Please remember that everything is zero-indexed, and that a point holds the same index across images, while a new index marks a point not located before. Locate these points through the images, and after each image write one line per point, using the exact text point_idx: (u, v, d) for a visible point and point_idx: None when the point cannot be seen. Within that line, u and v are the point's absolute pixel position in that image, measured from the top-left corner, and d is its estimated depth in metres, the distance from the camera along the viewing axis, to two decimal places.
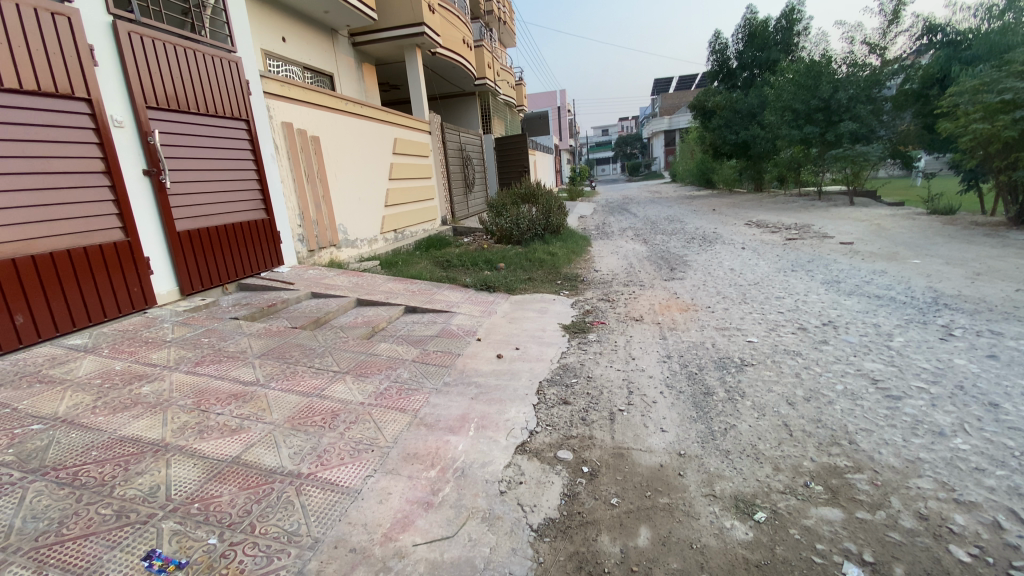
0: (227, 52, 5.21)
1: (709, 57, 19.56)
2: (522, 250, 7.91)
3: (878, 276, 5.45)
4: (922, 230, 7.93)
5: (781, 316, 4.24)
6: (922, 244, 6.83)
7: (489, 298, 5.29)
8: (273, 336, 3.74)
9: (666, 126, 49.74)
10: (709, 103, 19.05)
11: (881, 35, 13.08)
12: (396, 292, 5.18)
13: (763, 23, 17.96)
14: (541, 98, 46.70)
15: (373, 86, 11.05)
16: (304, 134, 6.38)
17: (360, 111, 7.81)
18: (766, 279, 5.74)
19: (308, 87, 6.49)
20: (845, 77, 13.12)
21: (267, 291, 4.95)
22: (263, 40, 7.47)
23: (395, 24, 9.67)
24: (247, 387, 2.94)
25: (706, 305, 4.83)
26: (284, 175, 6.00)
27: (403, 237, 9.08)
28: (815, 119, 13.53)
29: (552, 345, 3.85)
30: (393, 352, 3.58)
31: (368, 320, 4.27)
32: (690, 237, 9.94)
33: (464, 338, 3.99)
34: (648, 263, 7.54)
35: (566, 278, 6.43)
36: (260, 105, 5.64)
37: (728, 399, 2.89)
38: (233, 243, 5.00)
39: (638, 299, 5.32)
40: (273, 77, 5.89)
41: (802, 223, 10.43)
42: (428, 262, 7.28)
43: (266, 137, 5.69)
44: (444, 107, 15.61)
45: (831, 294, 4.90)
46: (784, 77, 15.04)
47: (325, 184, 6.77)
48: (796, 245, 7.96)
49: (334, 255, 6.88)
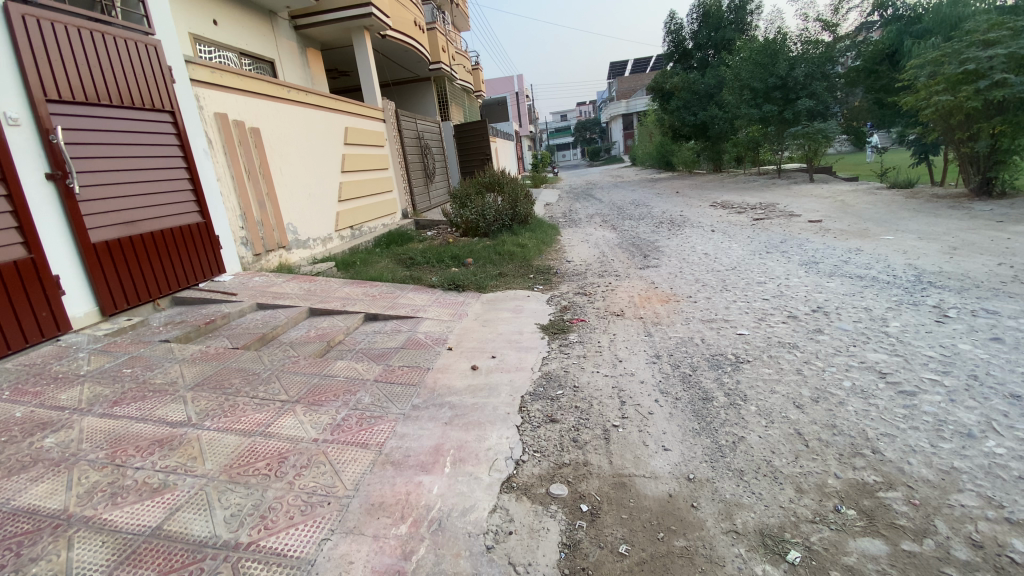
0: (144, 34, 4.54)
1: (665, 38, 19.36)
2: (489, 243, 7.51)
3: (855, 255, 5.33)
4: (887, 204, 7.96)
5: (769, 304, 4.01)
6: (889, 219, 6.83)
7: (458, 298, 4.89)
8: (210, 360, 3.23)
9: (624, 109, 49.88)
10: (666, 84, 18.92)
11: (833, 11, 13.16)
12: (354, 297, 4.70)
13: (717, 2, 17.91)
14: (498, 84, 45.82)
15: (320, 73, 10.29)
16: (241, 126, 5.75)
17: (305, 100, 7.17)
18: (743, 263, 5.55)
19: (242, 73, 5.84)
20: (800, 54, 13.14)
21: (205, 305, 4.39)
22: (190, 22, 6.70)
23: (340, 5, 8.97)
24: (175, 430, 2.45)
25: (687, 294, 4.57)
26: (220, 173, 5.39)
27: (360, 234, 8.52)
28: (773, 97, 13.53)
29: (531, 351, 3.49)
30: (352, 371, 3.15)
31: (322, 334, 3.80)
32: (658, 221, 9.76)
33: (433, 347, 3.58)
34: (621, 250, 7.27)
35: (538, 271, 6.08)
36: (187, 94, 4.99)
37: (729, 404, 2.61)
38: (163, 252, 4.40)
39: (616, 290, 5.02)
40: (201, 63, 5.23)
41: (768, 202, 10.40)
42: (389, 260, 6.79)
43: (196, 130, 5.06)
44: (398, 95, 14.86)
45: (812, 276, 4.73)
46: (740, 56, 14.99)
47: (269, 181, 6.17)
48: (765, 225, 7.86)
49: (284, 257, 6.31)
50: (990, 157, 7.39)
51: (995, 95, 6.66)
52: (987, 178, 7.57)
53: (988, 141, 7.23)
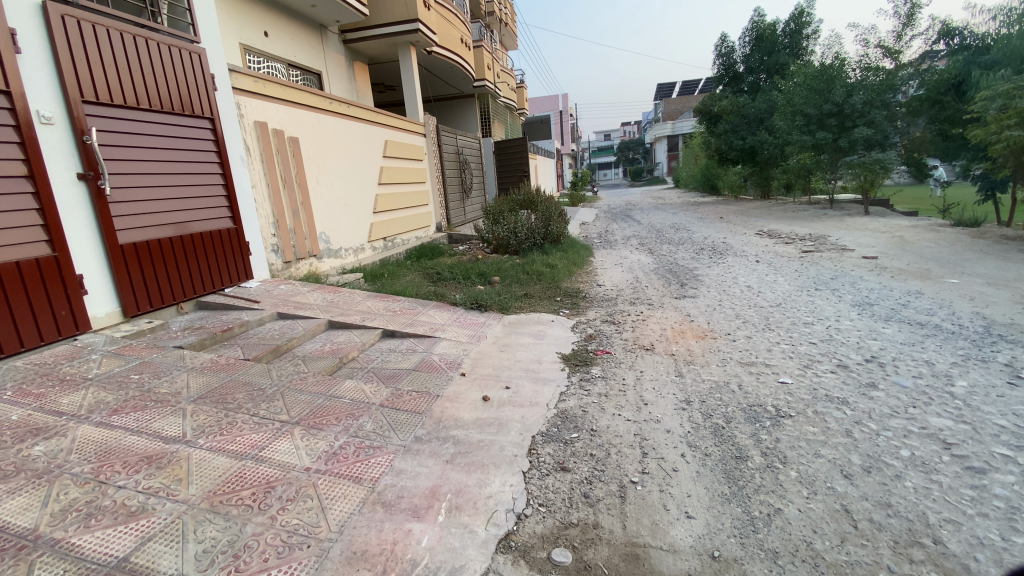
0: (189, 42, 4.66)
1: (715, 61, 18.99)
2: (518, 262, 7.35)
3: (914, 298, 4.87)
4: (951, 243, 7.34)
5: (814, 349, 3.65)
6: (953, 260, 6.26)
7: (480, 319, 4.72)
8: (218, 371, 3.17)
9: (669, 131, 49.29)
10: (714, 108, 18.47)
11: (896, 38, 12.55)
12: (374, 312, 4.60)
13: (771, 26, 17.44)
14: (543, 103, 46.19)
15: (365, 86, 10.51)
16: (280, 135, 5.83)
17: (347, 112, 7.26)
18: (788, 299, 5.16)
19: (286, 83, 5.95)
20: (858, 81, 12.54)
21: (227, 312, 4.38)
22: (242, 33, 6.93)
23: (388, 21, 9.16)
24: (167, 446, 2.36)
25: (724, 331, 4.24)
26: (256, 180, 5.45)
27: (393, 246, 8.52)
28: (828, 124, 12.92)
29: (549, 383, 3.26)
30: (358, 393, 3.00)
31: (336, 349, 3.71)
32: (698, 248, 9.37)
33: (445, 372, 3.41)
34: (656, 277, 6.96)
35: (567, 294, 5.86)
36: (228, 102, 5.09)
37: (766, 467, 2.31)
38: (191, 256, 4.43)
39: (647, 321, 4.75)
40: (245, 72, 5.34)
41: (817, 234, 9.84)
42: (416, 275, 6.71)
43: (235, 138, 5.14)
44: (442, 110, 15.05)
45: (864, 320, 4.32)
46: (793, 81, 14.47)
47: (305, 190, 6.22)
48: (814, 258, 7.38)
49: (313, 266, 6.32)
50: None
51: None
52: None
53: None
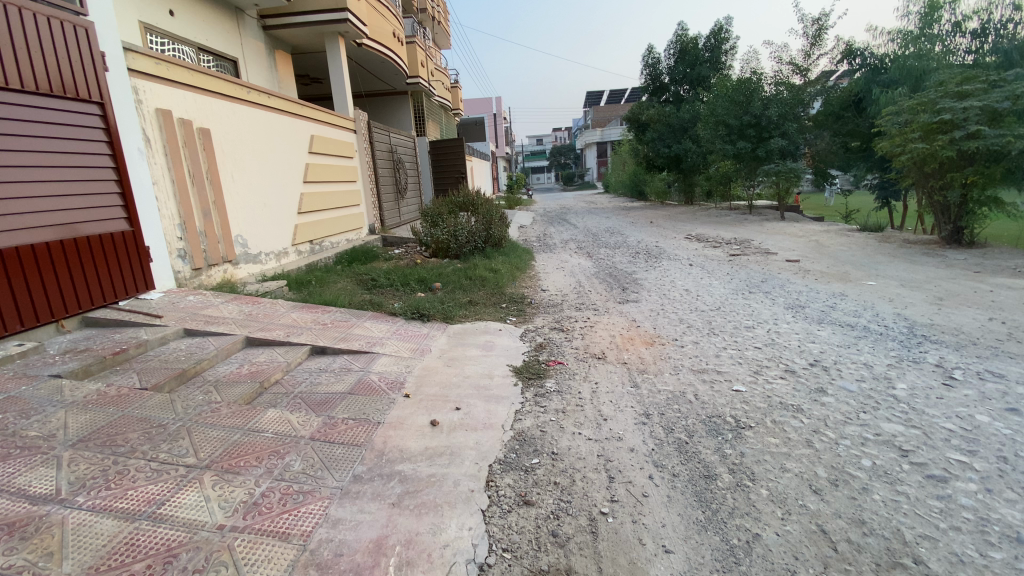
0: (74, 14, 3.95)
1: (642, 71, 19.64)
2: (459, 266, 7.04)
3: (840, 300, 5.14)
4: (862, 247, 7.94)
5: (761, 353, 3.68)
6: (867, 263, 6.75)
7: (422, 330, 4.37)
8: (107, 404, 2.63)
9: (598, 137, 50.79)
10: (643, 116, 19.12)
11: (805, 56, 13.56)
12: (301, 325, 4.12)
13: (693, 40, 18.33)
14: (476, 105, 45.97)
15: (289, 77, 9.74)
16: (188, 125, 5.14)
17: (267, 103, 6.60)
18: (727, 302, 5.27)
19: (194, 67, 5.26)
20: (773, 95, 13.39)
21: (121, 330, 3.75)
22: (142, 10, 6.11)
23: (313, 9, 8.50)
24: (33, 506, 1.85)
25: (672, 337, 4.20)
26: (157, 176, 4.76)
27: (320, 250, 7.91)
28: (747, 135, 13.69)
29: (501, 401, 3.01)
30: (283, 426, 2.60)
31: (256, 371, 3.25)
32: (635, 251, 9.52)
33: (386, 394, 3.06)
34: (598, 281, 6.93)
35: (511, 300, 5.66)
36: (122, 85, 4.38)
37: (736, 486, 2.20)
38: (77, 263, 3.74)
39: (595, 327, 4.63)
40: (145, 53, 4.64)
41: (742, 238, 10.35)
42: (348, 281, 6.22)
43: (132, 127, 4.43)
44: (372, 106, 14.37)
45: (801, 322, 4.46)
46: (714, 93, 15.22)
47: (219, 188, 5.55)
48: (743, 262, 7.71)
49: (228, 273, 5.65)
50: (963, 205, 7.45)
51: (969, 146, 6.71)
52: (957, 227, 7.64)
53: (960, 190, 7.29)
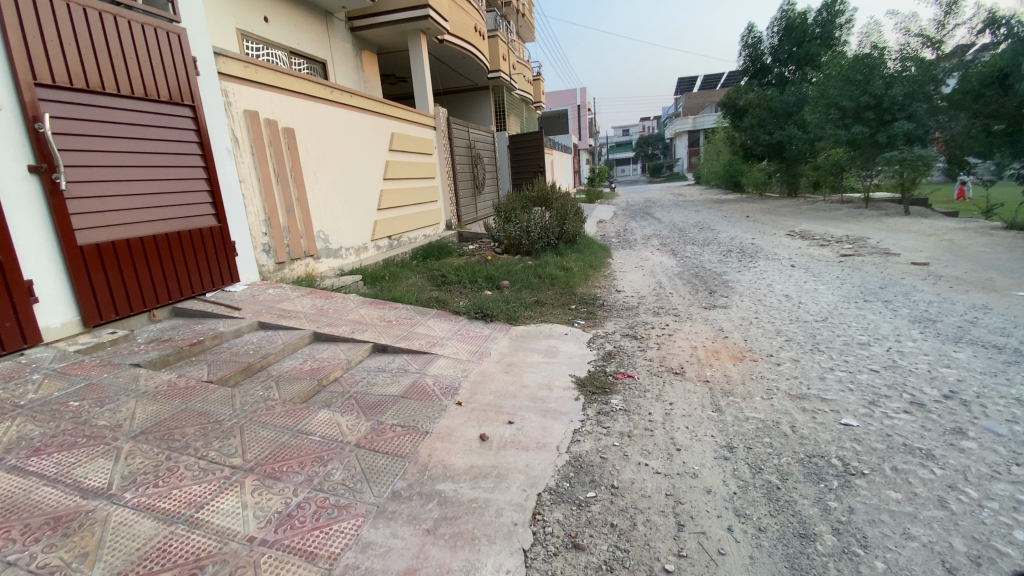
0: (167, 22, 4.23)
1: (741, 53, 18.11)
2: (530, 264, 6.81)
3: (983, 314, 4.22)
4: (1012, 249, 6.61)
5: (877, 379, 3.06)
6: (1021, 269, 5.56)
7: (484, 331, 4.19)
8: (173, 397, 2.72)
9: (690, 126, 48.07)
10: (740, 101, 17.62)
11: (938, 26, 11.64)
12: (366, 321, 4.10)
13: (802, 15, 16.51)
14: (561, 97, 45.36)
15: (374, 76, 10.05)
16: (274, 125, 5.37)
17: (350, 102, 6.79)
18: (835, 312, 4.55)
19: (280, 69, 5.48)
20: (898, 73, 11.64)
21: (203, 320, 3.95)
22: (239, 18, 6.52)
23: (396, 7, 8.65)
24: (84, 500, 1.90)
25: (766, 351, 3.66)
26: (245, 174, 5.01)
27: (398, 245, 8.06)
28: (865, 118, 12.04)
29: (560, 418, 2.74)
30: (331, 429, 2.51)
31: (316, 368, 3.24)
32: (725, 249, 8.72)
33: (439, 400, 2.89)
34: (681, 282, 6.37)
35: (582, 301, 5.33)
36: (212, 88, 4.64)
37: (841, 553, 1.76)
38: (168, 257, 4.00)
39: (674, 336, 4.18)
40: (234, 57, 4.90)
41: (856, 236, 9.10)
42: (420, 277, 6.23)
43: (220, 128, 4.70)
44: (454, 103, 14.55)
45: (929, 340, 3.70)
46: (825, 73, 13.56)
47: (302, 185, 5.77)
48: (855, 264, 6.72)
49: (309, 267, 5.87)
50: None
51: None
52: None
53: None
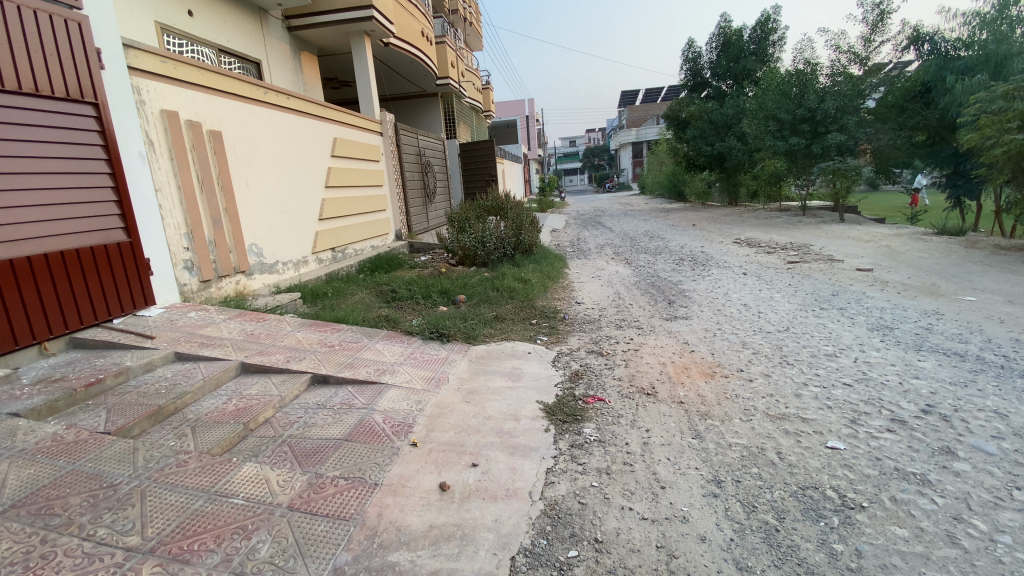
0: (65, 6, 3.64)
1: (682, 66, 18.69)
2: (486, 276, 6.52)
3: (936, 320, 4.31)
4: (945, 254, 6.99)
5: (853, 394, 2.95)
6: (956, 273, 5.86)
7: (439, 353, 3.83)
8: (57, 455, 2.20)
9: (634, 137, 49.61)
10: (683, 113, 18.15)
11: (865, 43, 12.41)
12: (304, 347, 3.63)
13: (738, 32, 17.28)
14: (508, 107, 45.50)
15: (315, 79, 9.47)
16: (198, 128, 4.81)
17: (286, 105, 6.25)
18: (796, 321, 4.52)
19: (205, 65, 4.92)
20: (829, 87, 12.26)
21: (106, 353, 3.36)
22: (157, 10, 5.88)
23: (337, 7, 8.17)
24: None
25: (736, 366, 3.52)
26: (162, 183, 4.42)
27: (343, 257, 7.53)
28: (801, 130, 12.56)
29: (529, 456, 2.43)
30: (258, 489, 2.08)
31: (243, 409, 2.77)
32: (679, 258, 8.77)
33: (389, 441, 2.51)
34: (639, 292, 6.24)
35: (543, 315, 5.08)
36: (122, 84, 4.05)
37: None
38: (63, 279, 3.39)
39: (641, 352, 3.98)
40: (150, 50, 4.32)
41: (799, 242, 9.44)
42: (367, 293, 5.77)
43: (130, 129, 4.09)
44: (401, 109, 14.07)
45: (893, 349, 3.68)
46: (762, 87, 14.17)
47: (231, 194, 5.19)
48: (804, 270, 6.89)
49: (241, 284, 5.28)
50: None
51: None
52: None
53: None
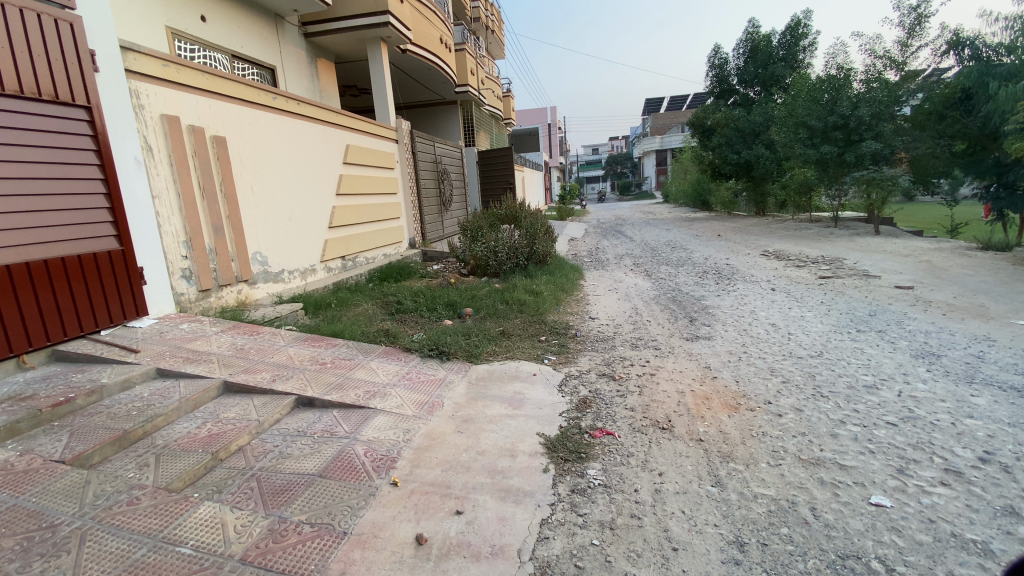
0: (58, 8, 3.55)
1: (708, 73, 18.25)
2: (497, 287, 6.25)
3: (988, 347, 3.86)
4: (993, 271, 6.46)
5: (898, 436, 2.57)
6: (1008, 293, 5.35)
7: (437, 374, 3.57)
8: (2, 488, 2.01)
9: (658, 146, 48.98)
10: (708, 120, 17.68)
11: (901, 48, 11.82)
12: (294, 365, 3.42)
13: (766, 37, 16.76)
14: (531, 115, 45.43)
15: (332, 86, 9.41)
16: (200, 132, 4.69)
17: (296, 111, 6.14)
18: (829, 345, 4.12)
19: (209, 69, 4.81)
20: (863, 93, 11.65)
21: (88, 368, 3.20)
22: (169, 15, 5.85)
23: (353, 13, 8.09)
24: None
25: (763, 397, 3.16)
26: (160, 189, 4.29)
27: (353, 266, 7.38)
28: (833, 138, 12.01)
29: (523, 502, 2.14)
30: (210, 535, 1.84)
31: (217, 435, 2.55)
32: (702, 270, 8.37)
33: (367, 480, 2.25)
34: (658, 308, 5.90)
35: (553, 331, 4.78)
36: (119, 88, 3.94)
37: None
38: (47, 288, 3.26)
39: (658, 377, 3.64)
40: (150, 53, 4.22)
41: (831, 255, 8.93)
42: (372, 304, 5.56)
43: (126, 134, 3.97)
44: (420, 116, 14.00)
45: (941, 381, 3.27)
46: (792, 93, 13.63)
47: (234, 201, 5.06)
48: (837, 286, 6.44)
49: (243, 293, 5.13)
50: None
51: None
52: None
53: None
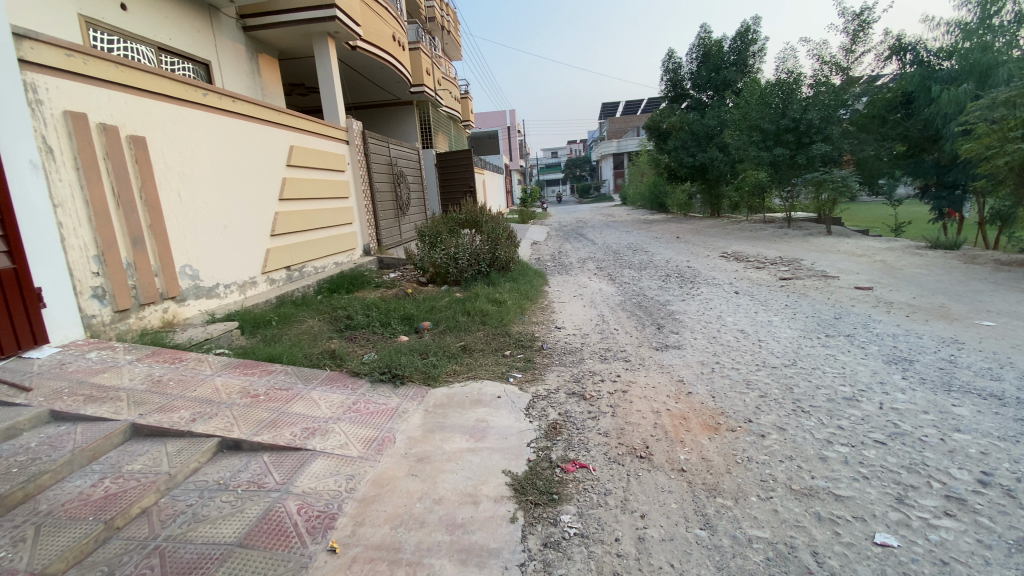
0: None
1: (662, 76, 18.45)
2: (457, 297, 5.90)
3: (957, 350, 3.83)
4: (945, 270, 6.63)
5: (890, 457, 2.40)
6: (962, 293, 5.45)
7: (389, 403, 3.18)
8: None
9: (615, 149, 49.74)
10: (664, 123, 17.88)
11: (846, 53, 12.22)
12: (221, 399, 2.96)
13: (718, 43, 17.13)
14: (489, 118, 45.16)
15: (275, 83, 8.80)
16: (114, 132, 4.12)
17: (231, 109, 5.58)
18: (801, 352, 3.99)
19: (125, 61, 4.24)
20: (811, 98, 11.85)
21: None
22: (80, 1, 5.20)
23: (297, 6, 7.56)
24: None
25: (743, 415, 2.95)
26: (64, 197, 3.71)
27: (299, 276, 6.83)
28: (784, 140, 12.22)
29: (489, 566, 1.81)
30: None
31: (115, 495, 2.10)
32: (664, 273, 8.27)
33: (300, 547, 1.86)
34: (625, 315, 5.68)
35: (517, 345, 4.47)
36: (11, 81, 3.37)
37: None
38: None
39: (630, 394, 3.39)
40: (51, 41, 3.64)
41: (789, 256, 9.05)
42: (320, 319, 5.09)
43: (18, 134, 3.39)
44: (373, 117, 13.44)
45: (919, 390, 3.16)
46: (744, 96, 13.87)
47: (157, 209, 4.49)
48: (799, 288, 6.43)
49: (169, 312, 4.56)
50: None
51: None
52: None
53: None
